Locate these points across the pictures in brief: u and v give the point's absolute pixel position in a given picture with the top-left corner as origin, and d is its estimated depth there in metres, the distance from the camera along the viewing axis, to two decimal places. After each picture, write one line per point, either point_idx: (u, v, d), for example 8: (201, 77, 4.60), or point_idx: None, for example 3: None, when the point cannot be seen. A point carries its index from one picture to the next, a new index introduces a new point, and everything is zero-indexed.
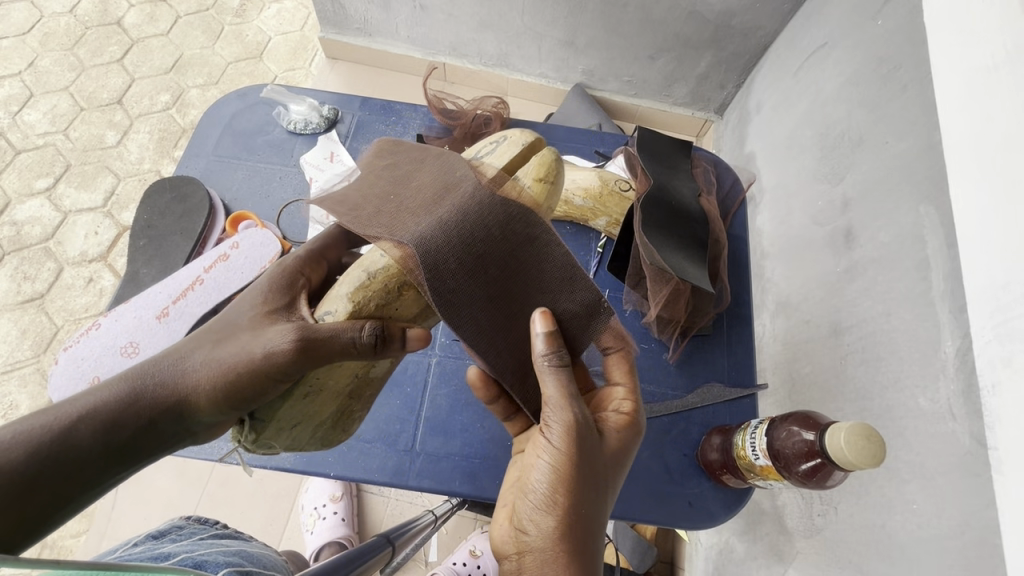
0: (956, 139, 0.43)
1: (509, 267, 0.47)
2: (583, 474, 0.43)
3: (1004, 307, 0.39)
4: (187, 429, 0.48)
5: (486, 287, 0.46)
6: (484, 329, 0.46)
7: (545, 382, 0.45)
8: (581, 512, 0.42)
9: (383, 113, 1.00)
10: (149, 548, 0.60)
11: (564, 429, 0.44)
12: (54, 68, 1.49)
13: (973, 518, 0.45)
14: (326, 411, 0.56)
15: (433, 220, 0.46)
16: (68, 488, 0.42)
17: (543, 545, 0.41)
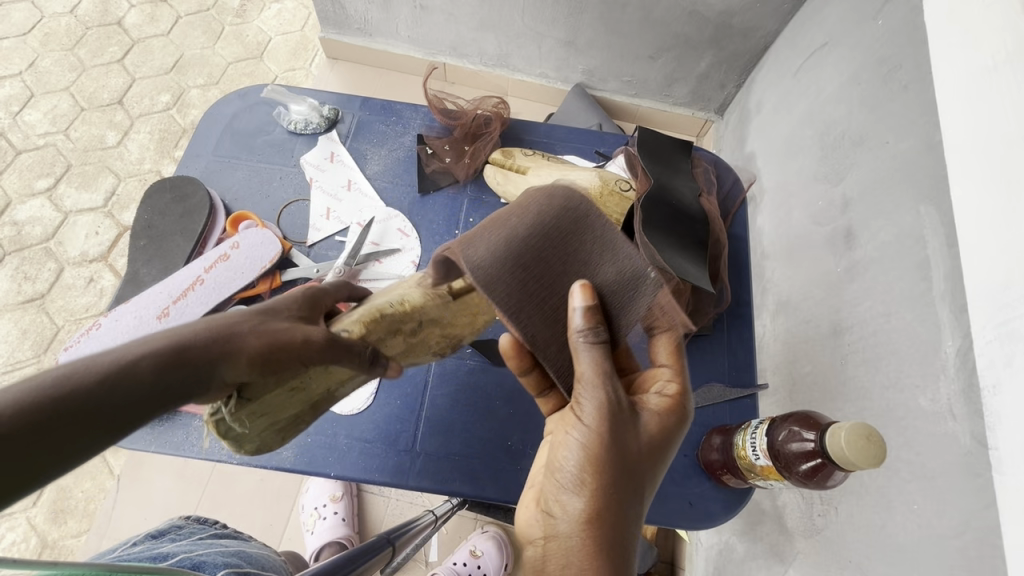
0: (957, 139, 0.43)
1: (558, 267, 0.51)
2: (615, 454, 0.43)
3: (1005, 307, 0.39)
4: (216, 390, 0.46)
5: (537, 275, 0.50)
6: (537, 319, 0.49)
7: (580, 359, 0.47)
8: (614, 497, 0.43)
9: (383, 113, 1.00)
10: (148, 548, 0.59)
11: (597, 409, 0.45)
12: (54, 68, 1.49)
13: (974, 518, 0.45)
14: (286, 412, 0.56)
15: (494, 225, 0.51)
16: (99, 429, 0.39)
17: (576, 524, 0.42)
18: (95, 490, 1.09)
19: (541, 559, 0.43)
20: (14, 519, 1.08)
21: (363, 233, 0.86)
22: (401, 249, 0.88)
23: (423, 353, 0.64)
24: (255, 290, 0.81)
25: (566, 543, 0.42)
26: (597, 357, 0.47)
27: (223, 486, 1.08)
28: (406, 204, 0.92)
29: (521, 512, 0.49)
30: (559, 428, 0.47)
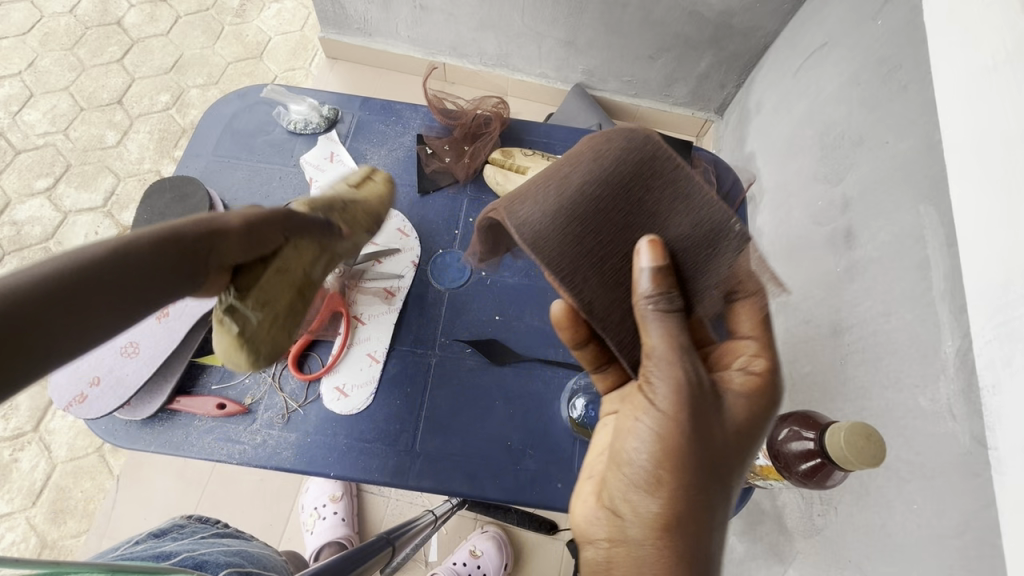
0: (956, 139, 0.43)
1: (622, 231, 0.51)
2: (694, 438, 0.42)
3: (1004, 306, 0.39)
4: (210, 269, 0.50)
5: (600, 238, 0.51)
6: (602, 282, 0.50)
7: (651, 331, 0.46)
8: (693, 498, 0.41)
9: (383, 113, 1.00)
10: (150, 546, 0.59)
11: (671, 393, 0.43)
12: (54, 68, 1.49)
13: (973, 518, 0.45)
14: (286, 300, 0.58)
15: (552, 189, 0.52)
16: (105, 306, 0.40)
17: (657, 519, 0.41)
18: (94, 490, 1.09)
19: (613, 556, 0.43)
20: (14, 519, 1.08)
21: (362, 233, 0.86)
22: (401, 249, 0.87)
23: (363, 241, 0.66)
24: None
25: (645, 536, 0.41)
26: (668, 333, 0.46)
27: (223, 486, 1.08)
28: (406, 204, 0.92)
29: (579, 502, 0.49)
30: (625, 415, 0.46)
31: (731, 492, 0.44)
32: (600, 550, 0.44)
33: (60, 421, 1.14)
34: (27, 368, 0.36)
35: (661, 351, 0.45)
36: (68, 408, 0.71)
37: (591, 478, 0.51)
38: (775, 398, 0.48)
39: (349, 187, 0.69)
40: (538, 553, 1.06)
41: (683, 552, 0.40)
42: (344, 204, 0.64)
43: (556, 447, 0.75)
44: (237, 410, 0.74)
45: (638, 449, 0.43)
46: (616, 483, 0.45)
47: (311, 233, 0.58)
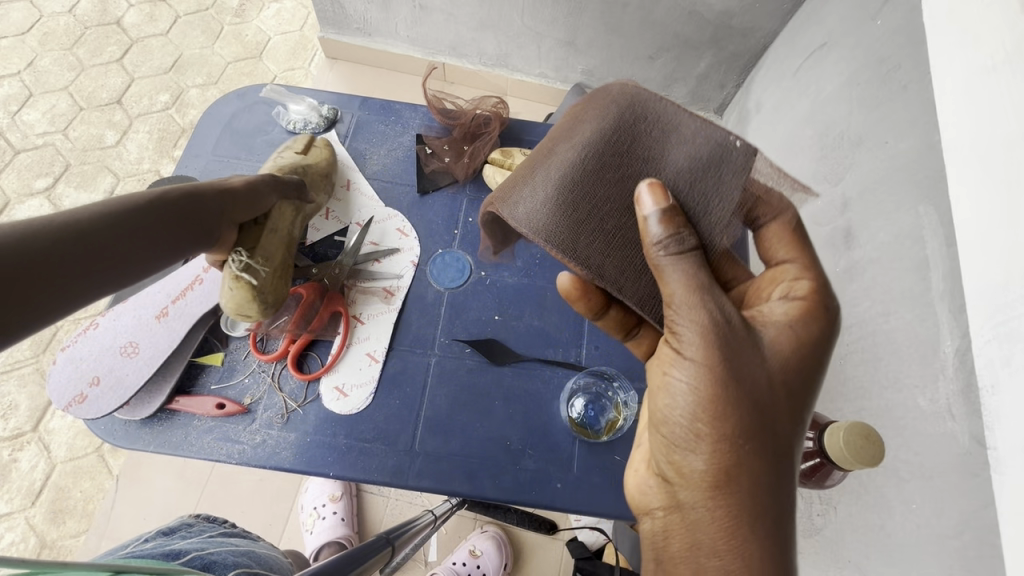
0: (956, 139, 0.43)
1: (623, 188, 0.50)
2: (733, 380, 0.40)
3: (1003, 306, 0.39)
4: (222, 224, 0.64)
5: (602, 203, 0.50)
6: (611, 250, 0.49)
7: (669, 279, 0.44)
8: (744, 450, 0.39)
9: (383, 113, 1.00)
10: (159, 545, 0.59)
11: (699, 342, 0.42)
12: (53, 68, 1.48)
13: (972, 518, 0.45)
14: (281, 256, 0.72)
15: (543, 173, 0.51)
16: (88, 256, 0.51)
17: (709, 476, 0.40)
18: (94, 490, 1.08)
19: (671, 521, 0.43)
20: (13, 519, 1.07)
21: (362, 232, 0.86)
22: (401, 249, 0.87)
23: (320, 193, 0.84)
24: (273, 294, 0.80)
25: (698, 496, 0.40)
26: (687, 277, 0.43)
27: (223, 486, 1.08)
28: (405, 204, 0.92)
29: (633, 470, 0.50)
30: (655, 374, 0.45)
31: (792, 434, 0.42)
32: (656, 520, 0.44)
33: (59, 421, 1.14)
34: (69, 293, 0.50)
35: (683, 298, 0.43)
36: (67, 408, 0.71)
37: (643, 446, 0.52)
38: (828, 321, 0.44)
39: (298, 154, 0.85)
40: (538, 553, 1.06)
41: (742, 510, 0.39)
42: (302, 168, 0.82)
43: (556, 447, 0.75)
44: (236, 410, 0.74)
45: (675, 407, 0.43)
46: (659, 449, 0.45)
47: (289, 198, 0.74)
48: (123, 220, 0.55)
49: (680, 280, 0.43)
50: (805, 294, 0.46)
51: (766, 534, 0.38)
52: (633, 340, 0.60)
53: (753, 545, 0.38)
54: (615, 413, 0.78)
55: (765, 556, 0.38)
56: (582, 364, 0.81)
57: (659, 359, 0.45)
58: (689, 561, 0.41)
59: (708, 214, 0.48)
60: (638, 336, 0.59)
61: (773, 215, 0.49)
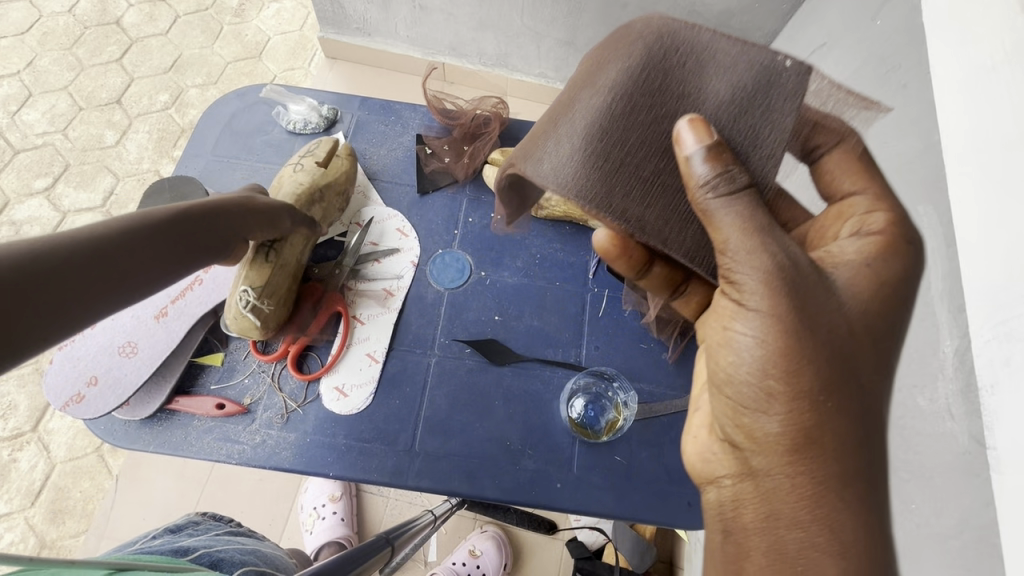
0: (955, 144, 0.43)
1: (659, 131, 0.47)
2: (807, 325, 0.39)
3: (1002, 306, 0.39)
4: (232, 243, 0.65)
5: (638, 152, 0.47)
6: (651, 199, 0.47)
7: (722, 220, 0.42)
8: (822, 407, 0.38)
9: (383, 113, 1.00)
10: (167, 541, 0.60)
11: (764, 291, 0.39)
12: (53, 67, 1.48)
13: (971, 517, 0.45)
14: (285, 286, 0.74)
15: (568, 125, 0.48)
16: (101, 274, 0.50)
17: (785, 435, 0.38)
18: (94, 490, 1.08)
19: (739, 494, 0.42)
20: (13, 519, 1.07)
21: (361, 233, 0.86)
22: (401, 249, 0.87)
23: (333, 213, 0.84)
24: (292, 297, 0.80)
25: (774, 456, 0.39)
26: (743, 219, 0.41)
27: (223, 486, 1.08)
28: (405, 204, 0.92)
29: (692, 439, 0.49)
30: (714, 331, 0.44)
31: (873, 383, 0.40)
32: (724, 489, 0.43)
33: (59, 422, 1.14)
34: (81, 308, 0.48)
35: (740, 244, 0.41)
36: (65, 408, 0.71)
37: (703, 411, 0.51)
38: (906, 254, 0.44)
39: (317, 166, 0.82)
40: (538, 552, 1.06)
41: (825, 468, 0.38)
42: (319, 191, 0.80)
43: (556, 447, 0.75)
44: (236, 410, 0.74)
45: (741, 365, 0.41)
46: (724, 413, 0.43)
47: (301, 225, 0.75)
48: (136, 237, 0.54)
49: (734, 223, 0.41)
50: (880, 228, 0.45)
51: (854, 494, 0.37)
52: (678, 298, 0.59)
53: (838, 506, 0.37)
54: (614, 413, 0.78)
55: (852, 516, 0.37)
56: (582, 364, 0.81)
57: (719, 313, 0.43)
58: (763, 530, 0.39)
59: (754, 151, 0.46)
60: (683, 295, 0.58)
61: (836, 141, 0.50)
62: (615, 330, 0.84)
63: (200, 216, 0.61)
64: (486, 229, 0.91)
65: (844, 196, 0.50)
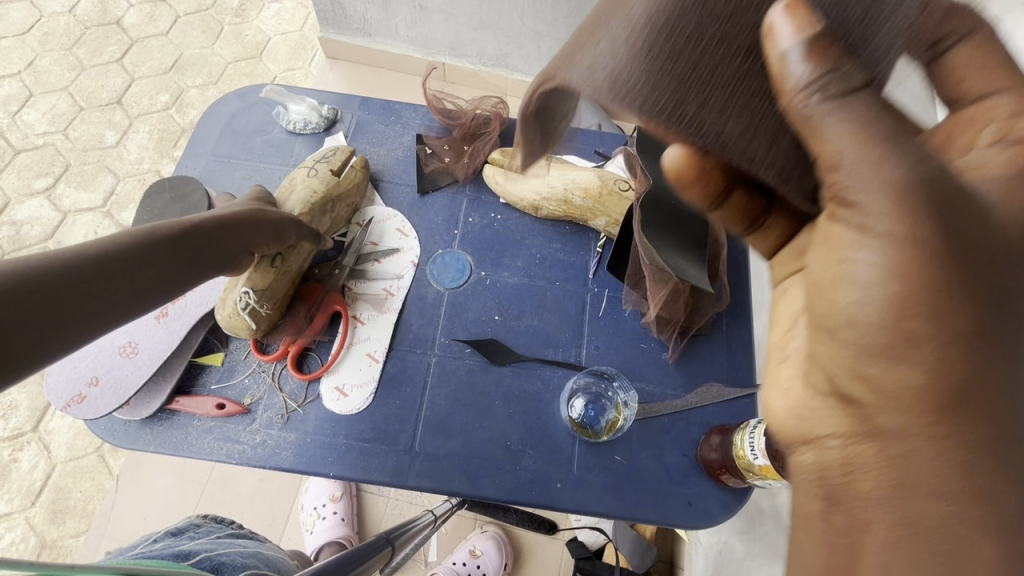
0: None
1: (742, 16, 0.34)
2: (959, 244, 0.27)
3: None
4: (241, 255, 0.66)
5: (712, 51, 0.34)
6: (731, 109, 0.34)
7: (826, 130, 0.29)
8: (980, 352, 0.27)
9: (383, 113, 1.00)
10: (168, 545, 0.60)
11: (896, 204, 0.27)
12: (53, 68, 1.49)
13: None
14: (284, 291, 0.75)
15: (616, 21, 0.35)
16: (100, 289, 0.50)
17: (925, 388, 0.27)
18: (94, 490, 1.09)
19: (851, 458, 0.30)
20: (13, 519, 1.07)
21: (362, 233, 0.87)
22: (401, 249, 0.87)
23: (338, 223, 0.85)
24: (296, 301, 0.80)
25: (909, 421, 0.28)
26: (865, 121, 0.28)
27: (223, 486, 1.08)
28: (405, 204, 0.92)
29: (776, 387, 0.38)
30: (819, 261, 0.32)
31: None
32: (829, 452, 0.32)
33: (60, 421, 1.14)
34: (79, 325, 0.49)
35: (861, 154, 0.28)
36: (66, 408, 0.71)
37: (795, 359, 0.39)
38: None
39: (331, 173, 0.82)
40: (538, 552, 1.05)
41: (983, 434, 0.27)
42: (332, 202, 0.81)
43: (556, 447, 0.75)
44: (236, 410, 0.74)
45: (863, 296, 0.29)
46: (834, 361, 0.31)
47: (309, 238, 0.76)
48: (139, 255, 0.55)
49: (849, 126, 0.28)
50: None
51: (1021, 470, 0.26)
52: (755, 233, 0.44)
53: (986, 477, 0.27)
54: (615, 413, 0.78)
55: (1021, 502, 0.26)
56: (582, 364, 0.81)
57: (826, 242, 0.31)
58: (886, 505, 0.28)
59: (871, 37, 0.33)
60: (764, 229, 0.43)
61: (971, 29, 0.37)
62: (615, 330, 0.83)
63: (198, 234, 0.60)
64: (487, 229, 0.91)
65: (978, 97, 0.38)
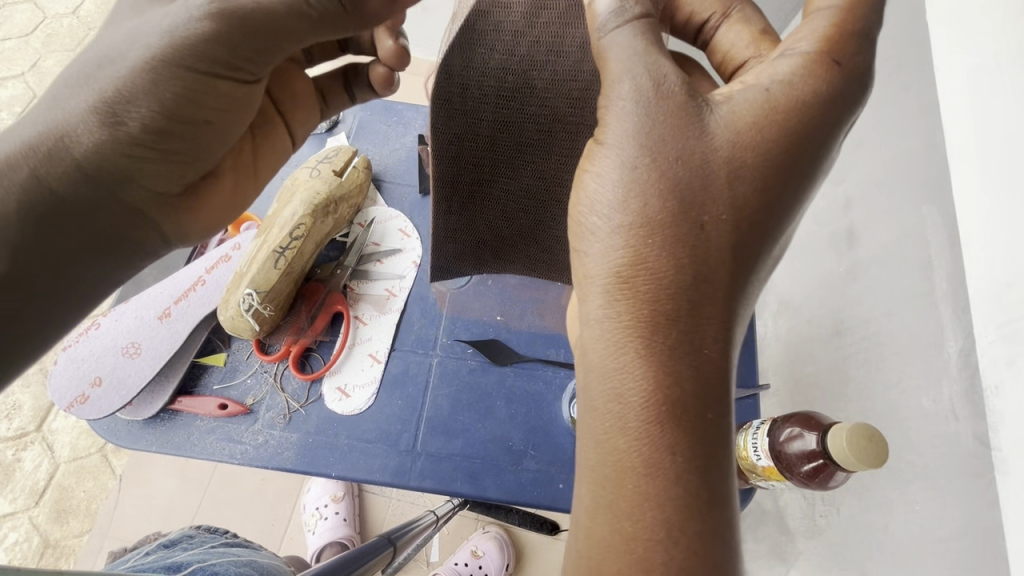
0: (961, 147, 0.49)
1: (520, 176, 0.54)
2: (657, 197, 0.34)
3: (1005, 307, 0.43)
4: (198, 175, 0.51)
5: (490, 164, 0.53)
6: (452, 207, 0.59)
7: (613, 53, 0.37)
8: (691, 304, 0.34)
9: (387, 114, 0.98)
10: (161, 558, 0.61)
11: (642, 136, 0.35)
12: (56, 69, 1.49)
13: (975, 519, 0.46)
14: (287, 292, 0.75)
15: (496, 67, 0.45)
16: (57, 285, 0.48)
17: (628, 325, 0.34)
18: (96, 490, 1.09)
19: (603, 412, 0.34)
20: (15, 519, 1.08)
21: (363, 232, 0.86)
22: (403, 249, 0.87)
23: (341, 226, 0.83)
24: (308, 296, 0.79)
25: (645, 385, 0.33)
26: (641, 44, 0.36)
27: (224, 486, 1.08)
28: (406, 204, 0.91)
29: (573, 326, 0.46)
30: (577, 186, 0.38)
31: (755, 279, 0.36)
32: (606, 420, 0.34)
33: (62, 422, 1.14)
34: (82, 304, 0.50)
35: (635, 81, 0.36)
36: (69, 408, 0.72)
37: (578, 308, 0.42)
38: (794, 136, 0.35)
39: (333, 174, 0.79)
40: (539, 553, 1.05)
41: (668, 423, 0.32)
42: (334, 203, 0.78)
43: (558, 448, 0.75)
44: (238, 410, 0.74)
45: (605, 252, 0.35)
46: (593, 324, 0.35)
47: (311, 240, 0.75)
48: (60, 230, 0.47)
49: (631, 101, 0.36)
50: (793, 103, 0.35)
51: (704, 427, 0.33)
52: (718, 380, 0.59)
53: (692, 473, 0.32)
54: None
55: (699, 484, 0.32)
56: None
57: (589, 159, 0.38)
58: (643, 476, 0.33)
59: (547, 241, 0.63)
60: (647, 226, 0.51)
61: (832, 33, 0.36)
62: None
63: (231, 71, 0.46)
64: None
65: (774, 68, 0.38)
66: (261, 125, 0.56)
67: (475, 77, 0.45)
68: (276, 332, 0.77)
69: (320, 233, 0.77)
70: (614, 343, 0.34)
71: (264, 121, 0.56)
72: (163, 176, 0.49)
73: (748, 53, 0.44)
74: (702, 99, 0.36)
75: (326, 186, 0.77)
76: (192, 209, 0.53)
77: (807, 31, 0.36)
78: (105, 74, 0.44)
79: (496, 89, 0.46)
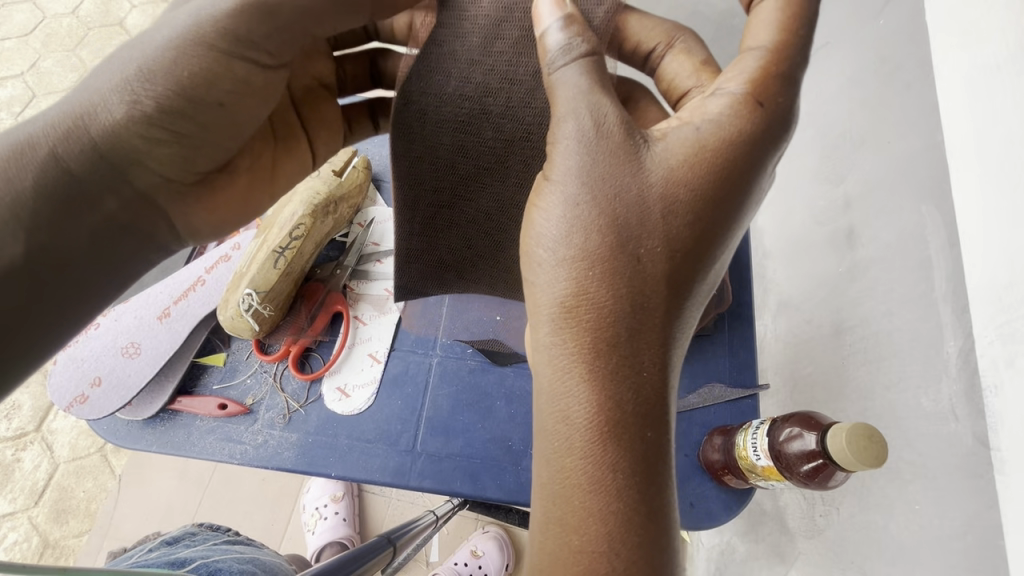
0: (960, 149, 0.49)
1: (479, 201, 0.54)
2: (600, 229, 0.35)
3: (1006, 308, 0.44)
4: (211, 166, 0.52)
5: (453, 187, 0.53)
6: (413, 230, 0.58)
7: (560, 91, 0.37)
8: (630, 334, 0.34)
9: None
10: (165, 553, 0.61)
11: (585, 170, 0.35)
12: (56, 68, 1.49)
13: (976, 518, 0.46)
14: (287, 293, 0.75)
15: (454, 93, 0.45)
16: (68, 284, 0.46)
17: (574, 352, 0.34)
18: (96, 490, 1.09)
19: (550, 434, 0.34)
20: (15, 519, 1.08)
21: (363, 232, 0.85)
22: None
23: (341, 225, 0.83)
24: (307, 296, 0.79)
25: (588, 411, 0.33)
26: (586, 82, 0.37)
27: (223, 486, 1.08)
28: None
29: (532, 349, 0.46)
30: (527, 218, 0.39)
31: (692, 309, 0.36)
32: (553, 442, 0.34)
33: (62, 422, 1.14)
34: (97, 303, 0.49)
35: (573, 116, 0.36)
36: (69, 408, 0.72)
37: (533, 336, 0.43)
38: (731, 172, 0.35)
39: (333, 174, 0.78)
40: None
41: (608, 447, 0.33)
42: (334, 202, 0.78)
43: None
44: (237, 410, 0.74)
45: (550, 283, 0.35)
46: (541, 356, 0.35)
47: (312, 241, 0.75)
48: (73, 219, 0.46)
49: (575, 140, 0.36)
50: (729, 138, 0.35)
51: (642, 444, 0.33)
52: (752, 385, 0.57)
53: (634, 488, 0.33)
54: None
55: (638, 499, 0.33)
56: None
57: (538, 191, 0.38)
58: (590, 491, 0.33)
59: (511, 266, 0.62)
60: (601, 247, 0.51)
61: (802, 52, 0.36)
62: None
63: (253, 53, 0.46)
64: None
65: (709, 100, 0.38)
66: (282, 133, 0.56)
67: (434, 101, 0.46)
68: (275, 334, 0.77)
69: (320, 233, 0.77)
70: (560, 369, 0.34)
71: (287, 133, 0.57)
72: (172, 161, 0.49)
73: (690, 83, 0.45)
74: (640, 137, 0.36)
75: (325, 186, 0.77)
76: (200, 202, 0.53)
77: (739, 70, 0.36)
78: (134, 54, 0.44)
79: (454, 115, 0.47)
